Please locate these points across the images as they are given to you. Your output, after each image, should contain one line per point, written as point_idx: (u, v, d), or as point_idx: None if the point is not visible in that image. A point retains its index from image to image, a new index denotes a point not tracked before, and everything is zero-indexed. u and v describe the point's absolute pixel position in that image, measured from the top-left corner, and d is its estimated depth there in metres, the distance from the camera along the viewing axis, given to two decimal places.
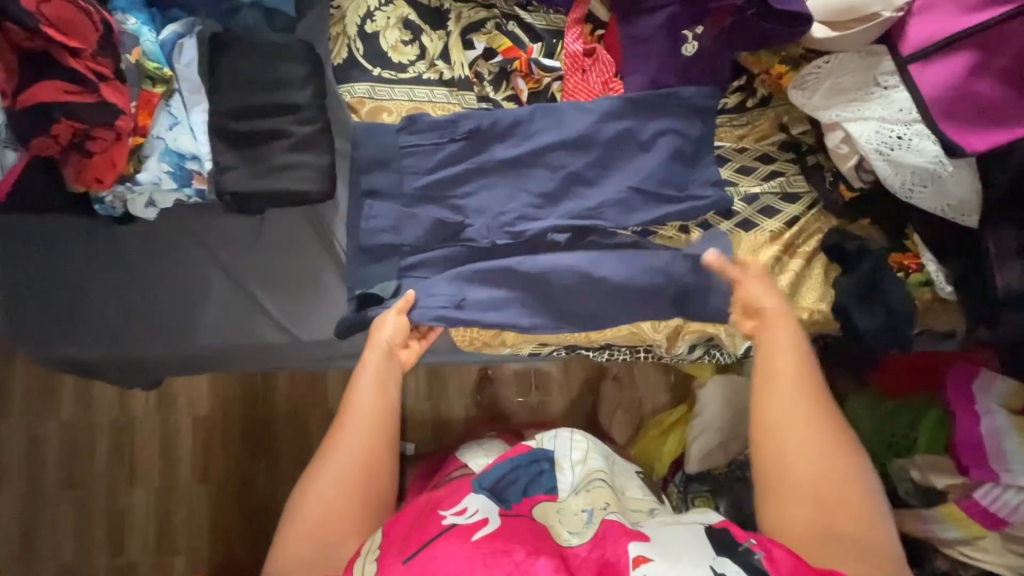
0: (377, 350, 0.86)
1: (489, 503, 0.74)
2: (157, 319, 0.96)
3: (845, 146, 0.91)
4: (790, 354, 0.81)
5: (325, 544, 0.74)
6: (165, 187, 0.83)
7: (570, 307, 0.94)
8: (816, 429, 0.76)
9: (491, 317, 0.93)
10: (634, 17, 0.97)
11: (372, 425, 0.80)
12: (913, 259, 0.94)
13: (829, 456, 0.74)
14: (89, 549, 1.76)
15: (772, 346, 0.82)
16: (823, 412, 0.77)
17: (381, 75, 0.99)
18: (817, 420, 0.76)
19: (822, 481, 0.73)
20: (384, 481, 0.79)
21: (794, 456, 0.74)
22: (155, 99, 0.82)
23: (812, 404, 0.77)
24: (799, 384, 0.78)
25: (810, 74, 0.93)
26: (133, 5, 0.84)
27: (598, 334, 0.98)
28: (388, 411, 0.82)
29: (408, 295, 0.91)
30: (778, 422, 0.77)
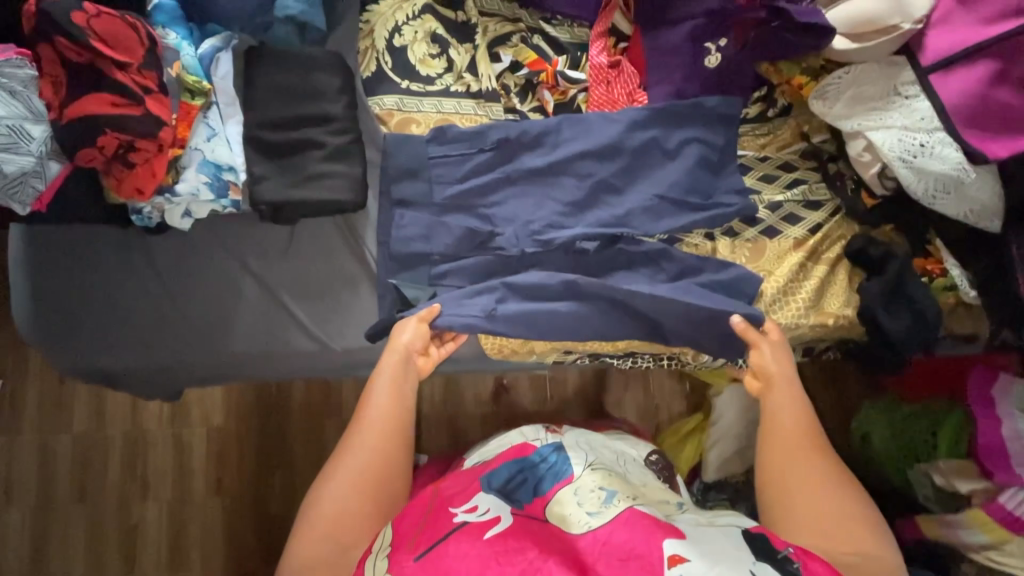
0: (396, 350, 0.88)
1: (501, 502, 0.76)
2: (186, 329, 0.96)
3: (867, 154, 0.93)
4: (786, 400, 0.88)
5: (339, 545, 0.77)
6: (203, 199, 0.83)
7: (599, 316, 0.93)
8: (812, 465, 0.82)
9: (520, 328, 0.92)
10: (657, 31, 0.99)
11: (386, 428, 0.84)
12: (936, 263, 0.96)
13: (827, 490, 0.80)
14: (100, 564, 1.74)
15: (770, 392, 0.90)
16: (818, 453, 0.83)
17: (409, 87, 1.01)
18: (812, 460, 0.83)
19: (824, 509, 0.78)
20: (397, 484, 0.82)
21: (794, 489, 0.80)
22: (194, 111, 0.83)
23: (807, 444, 0.84)
24: (793, 428, 0.86)
25: (831, 84, 0.95)
26: (173, 20, 0.85)
27: (624, 343, 1.00)
28: (403, 414, 0.85)
29: (432, 307, 0.91)
30: (778, 458, 0.84)
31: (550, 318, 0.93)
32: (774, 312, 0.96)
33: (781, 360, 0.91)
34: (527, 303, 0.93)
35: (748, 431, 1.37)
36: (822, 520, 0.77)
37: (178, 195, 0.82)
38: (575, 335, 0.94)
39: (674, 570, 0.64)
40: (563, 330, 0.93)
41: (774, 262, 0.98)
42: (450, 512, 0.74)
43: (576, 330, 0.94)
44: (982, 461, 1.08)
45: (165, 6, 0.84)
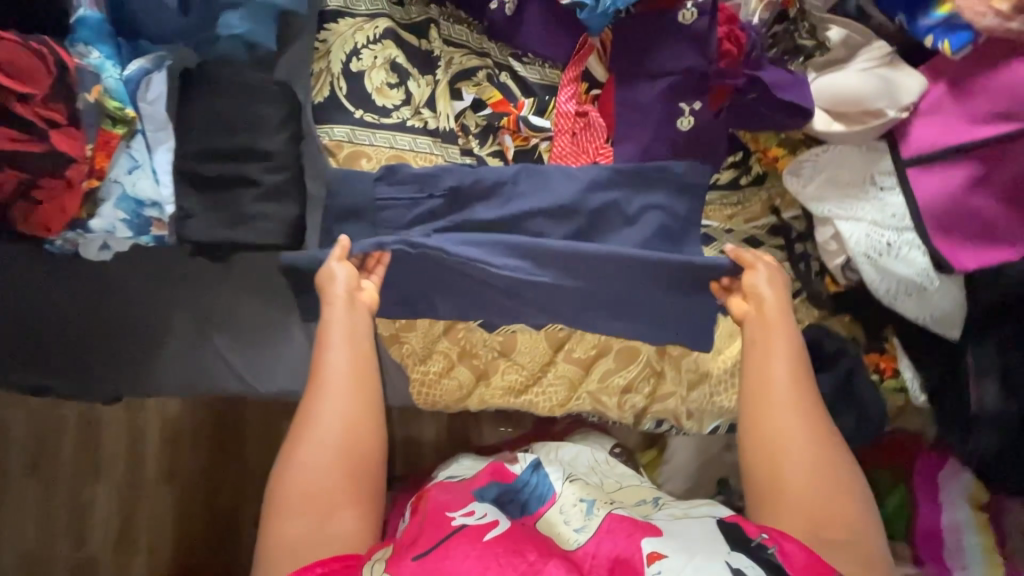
0: (337, 300, 0.84)
1: (494, 508, 0.75)
2: (114, 354, 0.93)
3: (834, 243, 0.88)
4: (783, 360, 0.80)
5: (315, 520, 0.72)
6: (120, 236, 0.79)
7: (585, 266, 0.86)
8: (814, 449, 0.75)
9: (504, 264, 0.85)
10: (631, 82, 0.92)
11: (352, 387, 0.80)
12: (889, 362, 0.92)
13: (821, 477, 0.73)
14: (51, 540, 1.75)
15: (761, 355, 0.81)
16: (816, 433, 0.76)
17: (362, 118, 0.94)
18: (812, 441, 0.75)
19: (822, 498, 0.72)
20: (370, 445, 0.78)
21: (793, 477, 0.73)
22: (113, 141, 0.77)
23: (808, 420, 0.76)
24: (796, 402, 0.78)
25: (807, 161, 0.89)
26: (98, 36, 0.78)
27: (564, 406, 0.97)
28: (366, 367, 0.81)
29: (342, 241, 0.86)
30: (780, 441, 0.75)
31: (528, 258, 0.86)
32: (719, 395, 0.94)
33: (775, 294, 0.85)
34: (501, 240, 0.86)
35: (696, 480, 1.36)
36: (820, 514, 0.71)
37: (92, 231, 0.78)
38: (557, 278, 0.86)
39: (653, 567, 0.65)
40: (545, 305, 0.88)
41: (726, 340, 0.95)
42: (447, 514, 0.71)
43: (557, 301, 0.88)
44: (917, 548, 1.07)
45: (89, 21, 0.77)
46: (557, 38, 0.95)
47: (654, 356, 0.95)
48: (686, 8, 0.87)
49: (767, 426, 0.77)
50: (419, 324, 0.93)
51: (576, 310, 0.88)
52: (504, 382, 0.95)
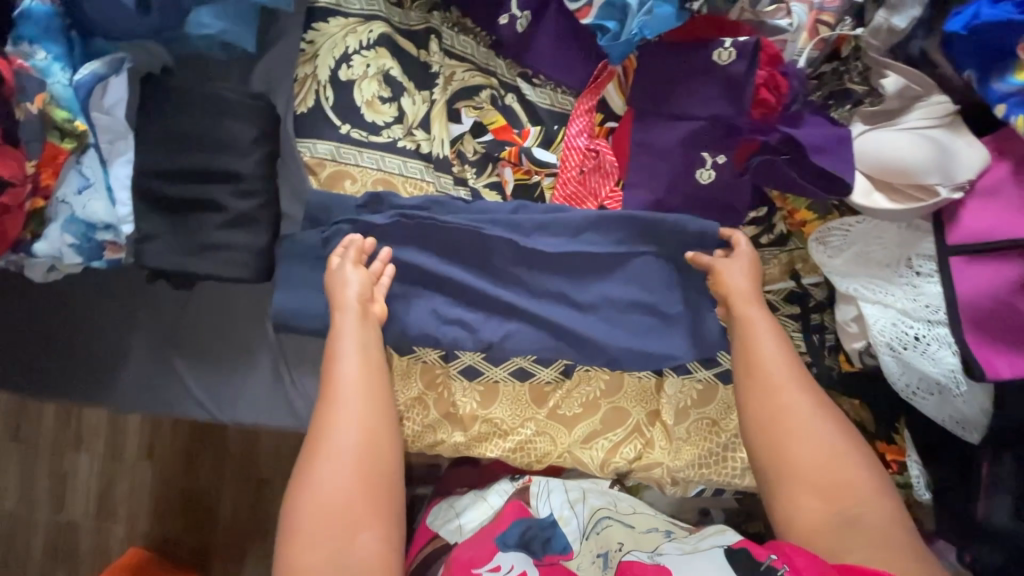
0: (349, 312, 0.76)
1: (521, 558, 0.79)
2: (68, 372, 0.87)
3: (854, 325, 0.79)
4: (779, 362, 0.75)
5: (334, 547, 0.66)
6: (68, 261, 0.72)
7: (589, 252, 0.80)
8: (830, 451, 0.71)
9: (494, 236, 0.80)
10: (649, 122, 0.81)
11: (365, 396, 0.73)
12: (896, 454, 0.84)
13: (838, 478, 0.70)
14: (33, 502, 1.77)
15: (756, 360, 0.75)
16: (830, 433, 0.72)
17: (349, 134, 0.84)
18: (827, 442, 0.71)
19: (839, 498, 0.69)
20: (388, 458, 0.72)
21: (807, 480, 0.70)
22: (62, 156, 0.69)
23: (821, 422, 0.72)
24: (808, 405, 0.73)
25: (836, 230, 0.80)
26: (46, 34, 0.68)
27: (544, 458, 0.88)
28: (379, 376, 0.75)
29: (352, 239, 0.78)
30: (795, 445, 0.71)
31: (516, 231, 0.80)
32: (706, 467, 0.87)
33: (745, 287, 0.77)
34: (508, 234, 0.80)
35: None
36: (842, 516, 0.68)
37: (38, 255, 0.70)
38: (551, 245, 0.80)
39: None
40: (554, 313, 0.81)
41: (721, 411, 0.88)
42: (473, 571, 0.77)
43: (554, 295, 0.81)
44: None
45: (34, 15, 0.67)
46: (571, 62, 0.84)
47: (644, 420, 0.89)
48: (722, 48, 0.76)
49: (763, 415, 0.73)
50: (396, 363, 0.88)
51: (581, 303, 0.81)
52: (480, 433, 0.88)
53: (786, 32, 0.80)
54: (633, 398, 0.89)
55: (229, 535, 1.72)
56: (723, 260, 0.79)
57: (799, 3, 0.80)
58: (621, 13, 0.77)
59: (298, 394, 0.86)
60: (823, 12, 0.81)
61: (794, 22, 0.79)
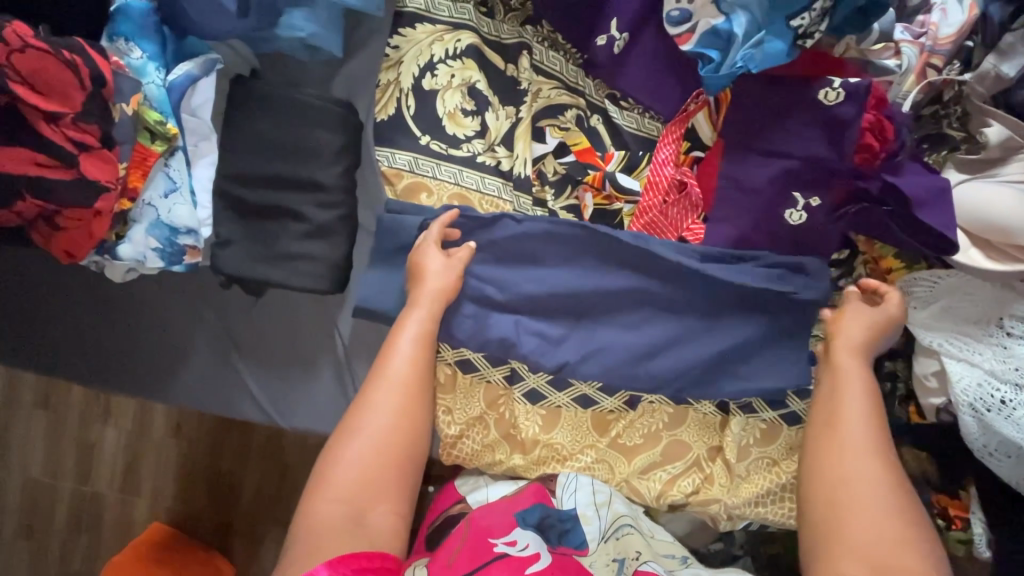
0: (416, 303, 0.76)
1: (538, 540, 0.75)
2: (129, 365, 0.85)
3: (933, 379, 0.78)
4: (857, 394, 0.74)
5: (354, 511, 0.69)
6: (150, 265, 0.70)
7: (671, 281, 0.80)
8: (886, 486, 0.70)
9: (570, 257, 0.80)
10: (740, 156, 0.78)
11: (409, 394, 0.75)
12: (959, 510, 0.84)
13: (888, 513, 0.69)
14: (59, 470, 1.78)
15: (836, 391, 0.75)
16: (888, 467, 0.71)
17: (428, 145, 0.81)
18: (884, 478, 0.70)
19: (884, 531, 0.68)
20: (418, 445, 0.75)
21: (848, 500, 0.70)
22: (151, 159, 0.68)
23: (880, 460, 0.71)
24: (863, 431, 0.73)
25: (922, 282, 0.79)
26: (142, 30, 0.66)
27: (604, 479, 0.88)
28: (425, 372, 0.76)
29: (450, 214, 0.78)
30: (847, 470, 0.71)
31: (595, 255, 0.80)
32: (764, 506, 0.86)
33: (858, 330, 0.76)
34: (581, 253, 0.80)
35: None
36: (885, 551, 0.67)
37: (122, 258, 0.69)
38: (627, 284, 0.80)
39: None
40: (614, 339, 0.81)
41: (784, 452, 0.87)
42: (489, 542, 0.73)
43: (622, 322, 0.81)
44: None
45: (133, 11, 0.66)
46: (664, 87, 0.81)
47: (705, 454, 0.88)
48: (829, 87, 0.74)
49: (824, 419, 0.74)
50: (458, 382, 0.86)
51: (653, 338, 0.80)
52: (539, 457, 0.87)
53: (893, 74, 0.77)
54: (695, 432, 0.88)
55: (250, 519, 1.71)
56: (856, 302, 0.78)
57: (909, 44, 0.77)
58: (724, 43, 0.75)
59: None
60: (934, 54, 0.77)
61: (903, 64, 0.77)
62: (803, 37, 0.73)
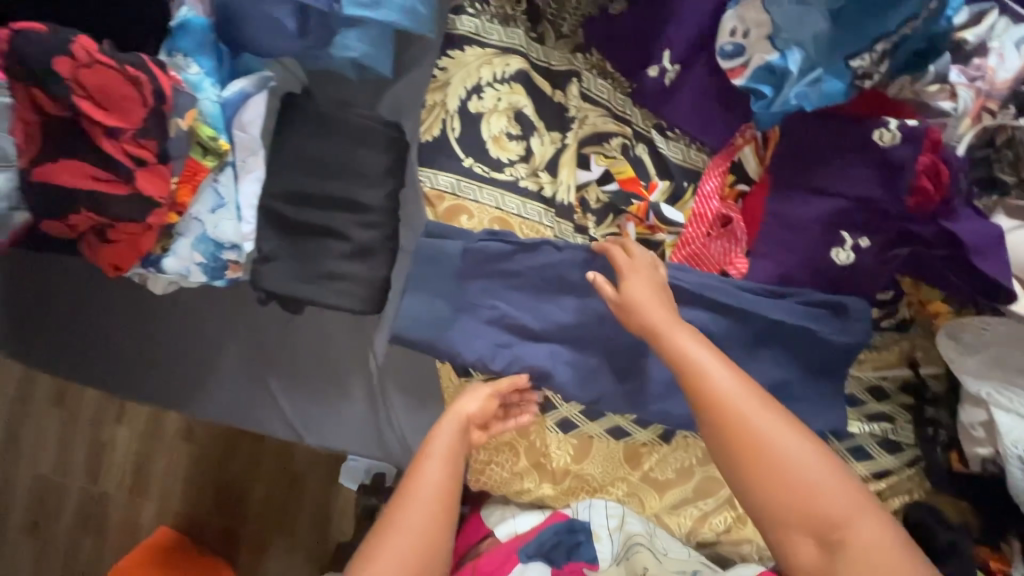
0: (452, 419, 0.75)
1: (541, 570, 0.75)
2: (161, 373, 0.84)
3: (980, 430, 0.76)
4: (714, 366, 0.64)
5: None
6: (193, 279, 0.70)
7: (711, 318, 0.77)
8: (766, 441, 0.61)
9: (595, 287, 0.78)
10: (789, 194, 0.77)
11: (438, 514, 0.67)
12: (1000, 563, 0.79)
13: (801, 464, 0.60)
14: (71, 469, 1.76)
15: (688, 366, 0.65)
16: (774, 419, 0.62)
17: (471, 168, 0.80)
18: (783, 432, 0.61)
19: (800, 494, 0.59)
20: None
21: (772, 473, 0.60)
22: (202, 173, 0.67)
23: (766, 412, 0.62)
24: (740, 395, 0.63)
25: (972, 328, 0.77)
26: (201, 47, 0.67)
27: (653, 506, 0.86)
28: (456, 490, 0.70)
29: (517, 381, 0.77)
30: (741, 446, 0.61)
31: None
32: None
33: (645, 296, 0.70)
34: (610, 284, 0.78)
35: None
36: (808, 515, 0.59)
37: (166, 271, 0.69)
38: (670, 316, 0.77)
39: None
40: (644, 369, 0.79)
41: None
42: None
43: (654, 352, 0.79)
44: None
45: (192, 27, 0.66)
46: (712, 119, 0.81)
47: None
48: (885, 128, 0.73)
49: (714, 397, 0.63)
50: None
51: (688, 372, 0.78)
52: (570, 488, 0.86)
53: (949, 116, 0.76)
54: None
55: (255, 525, 1.66)
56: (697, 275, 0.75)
57: (965, 88, 0.75)
58: (778, 79, 0.74)
59: (390, 430, 0.84)
60: (988, 100, 0.75)
61: (958, 107, 0.75)
62: (862, 78, 0.72)
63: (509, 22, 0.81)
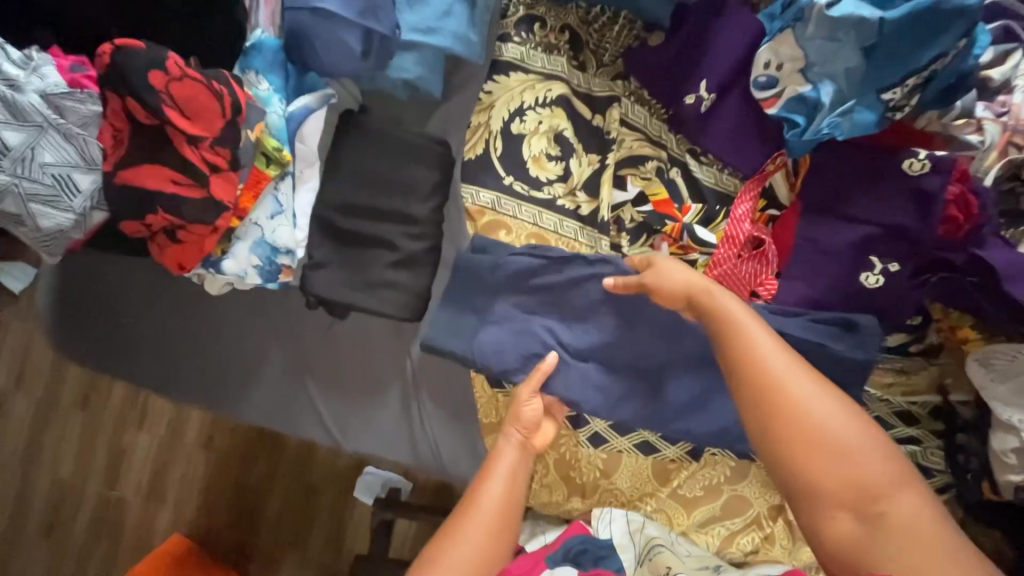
0: (510, 442, 0.73)
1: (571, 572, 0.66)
2: (207, 371, 0.87)
3: (1012, 456, 0.76)
4: (759, 335, 0.65)
5: None
6: (249, 281, 0.73)
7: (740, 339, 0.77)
8: (809, 405, 0.62)
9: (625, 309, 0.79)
10: (821, 219, 0.80)
11: (498, 533, 0.66)
12: None
13: (844, 431, 0.61)
14: (87, 472, 1.72)
15: (733, 330, 0.66)
16: (817, 390, 0.62)
17: (511, 186, 0.83)
18: (822, 401, 0.62)
19: (839, 460, 0.60)
20: None
21: (811, 443, 0.61)
22: (264, 182, 0.71)
23: (806, 380, 0.63)
24: (785, 364, 0.63)
25: (1001, 355, 0.78)
26: (271, 66, 0.73)
27: (683, 521, 0.86)
28: (514, 518, 0.68)
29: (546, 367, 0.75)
30: (783, 409, 0.62)
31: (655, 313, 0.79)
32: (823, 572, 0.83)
33: (677, 290, 0.71)
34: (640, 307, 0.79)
35: None
36: (846, 487, 0.59)
37: (224, 273, 0.72)
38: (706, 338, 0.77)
39: None
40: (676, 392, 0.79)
41: None
42: None
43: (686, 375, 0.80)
44: None
45: (265, 48, 0.72)
46: (745, 146, 0.85)
47: (765, 513, 0.86)
48: (915, 157, 0.76)
49: (759, 364, 0.63)
50: None
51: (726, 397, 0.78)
52: (599, 501, 0.87)
53: (975, 149, 0.78)
54: (756, 490, 0.86)
55: (272, 536, 1.64)
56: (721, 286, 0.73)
57: (992, 122, 0.78)
58: (810, 109, 0.78)
59: (423, 436, 0.86)
60: (1017, 134, 0.77)
61: (985, 141, 0.77)
62: (893, 110, 0.75)
63: (552, 50, 0.86)
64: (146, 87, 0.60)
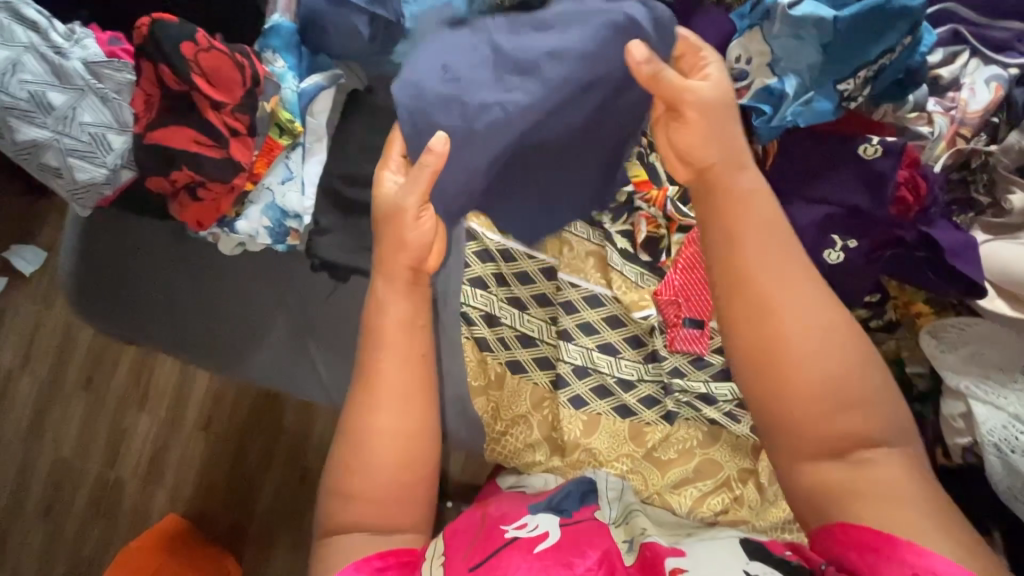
0: (396, 282, 0.73)
1: (549, 517, 0.72)
2: (217, 333, 0.94)
3: (961, 421, 0.83)
4: (768, 263, 0.63)
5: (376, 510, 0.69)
6: (260, 240, 0.81)
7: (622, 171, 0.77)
8: (809, 338, 0.61)
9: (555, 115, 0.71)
10: (785, 200, 0.87)
11: (410, 384, 0.71)
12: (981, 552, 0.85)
13: (842, 374, 0.61)
14: (88, 452, 1.74)
15: (743, 253, 0.64)
16: (820, 328, 0.62)
17: None
18: (823, 336, 0.61)
19: (834, 403, 0.60)
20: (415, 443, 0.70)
21: (805, 381, 0.61)
22: (277, 150, 0.79)
23: (812, 315, 0.62)
24: (793, 298, 0.62)
25: (950, 327, 0.85)
26: (287, 46, 0.80)
27: (659, 482, 0.91)
28: (423, 369, 0.72)
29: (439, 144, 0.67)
30: (783, 341, 0.61)
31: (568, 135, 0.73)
32: (789, 532, 0.88)
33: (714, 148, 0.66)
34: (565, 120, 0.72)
35: None
36: (835, 433, 0.60)
37: (237, 232, 0.79)
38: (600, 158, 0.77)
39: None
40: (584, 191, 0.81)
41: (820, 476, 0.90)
42: (502, 528, 0.70)
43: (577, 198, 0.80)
44: None
45: (282, 30, 0.79)
46: None
47: (734, 476, 0.91)
48: (868, 143, 0.84)
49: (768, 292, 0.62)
50: (506, 381, 0.93)
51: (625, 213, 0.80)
52: (577, 461, 0.91)
53: (925, 139, 0.86)
54: (726, 453, 0.92)
55: (266, 516, 1.66)
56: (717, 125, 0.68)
57: (941, 116, 0.86)
58: (777, 99, 0.85)
59: None
60: (963, 126, 0.86)
61: (934, 131, 0.86)
62: (847, 100, 0.84)
63: None
64: (177, 56, 0.68)
